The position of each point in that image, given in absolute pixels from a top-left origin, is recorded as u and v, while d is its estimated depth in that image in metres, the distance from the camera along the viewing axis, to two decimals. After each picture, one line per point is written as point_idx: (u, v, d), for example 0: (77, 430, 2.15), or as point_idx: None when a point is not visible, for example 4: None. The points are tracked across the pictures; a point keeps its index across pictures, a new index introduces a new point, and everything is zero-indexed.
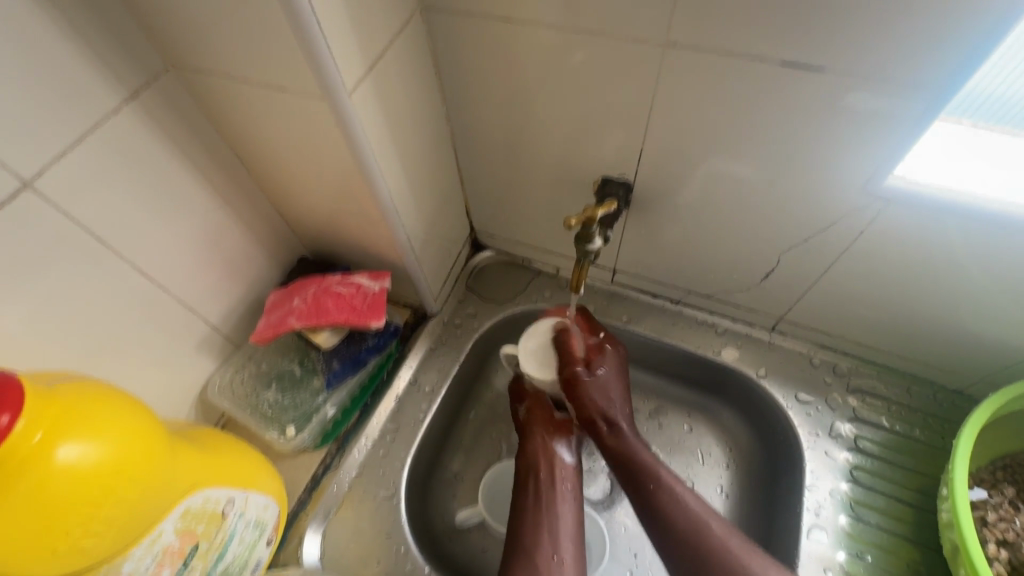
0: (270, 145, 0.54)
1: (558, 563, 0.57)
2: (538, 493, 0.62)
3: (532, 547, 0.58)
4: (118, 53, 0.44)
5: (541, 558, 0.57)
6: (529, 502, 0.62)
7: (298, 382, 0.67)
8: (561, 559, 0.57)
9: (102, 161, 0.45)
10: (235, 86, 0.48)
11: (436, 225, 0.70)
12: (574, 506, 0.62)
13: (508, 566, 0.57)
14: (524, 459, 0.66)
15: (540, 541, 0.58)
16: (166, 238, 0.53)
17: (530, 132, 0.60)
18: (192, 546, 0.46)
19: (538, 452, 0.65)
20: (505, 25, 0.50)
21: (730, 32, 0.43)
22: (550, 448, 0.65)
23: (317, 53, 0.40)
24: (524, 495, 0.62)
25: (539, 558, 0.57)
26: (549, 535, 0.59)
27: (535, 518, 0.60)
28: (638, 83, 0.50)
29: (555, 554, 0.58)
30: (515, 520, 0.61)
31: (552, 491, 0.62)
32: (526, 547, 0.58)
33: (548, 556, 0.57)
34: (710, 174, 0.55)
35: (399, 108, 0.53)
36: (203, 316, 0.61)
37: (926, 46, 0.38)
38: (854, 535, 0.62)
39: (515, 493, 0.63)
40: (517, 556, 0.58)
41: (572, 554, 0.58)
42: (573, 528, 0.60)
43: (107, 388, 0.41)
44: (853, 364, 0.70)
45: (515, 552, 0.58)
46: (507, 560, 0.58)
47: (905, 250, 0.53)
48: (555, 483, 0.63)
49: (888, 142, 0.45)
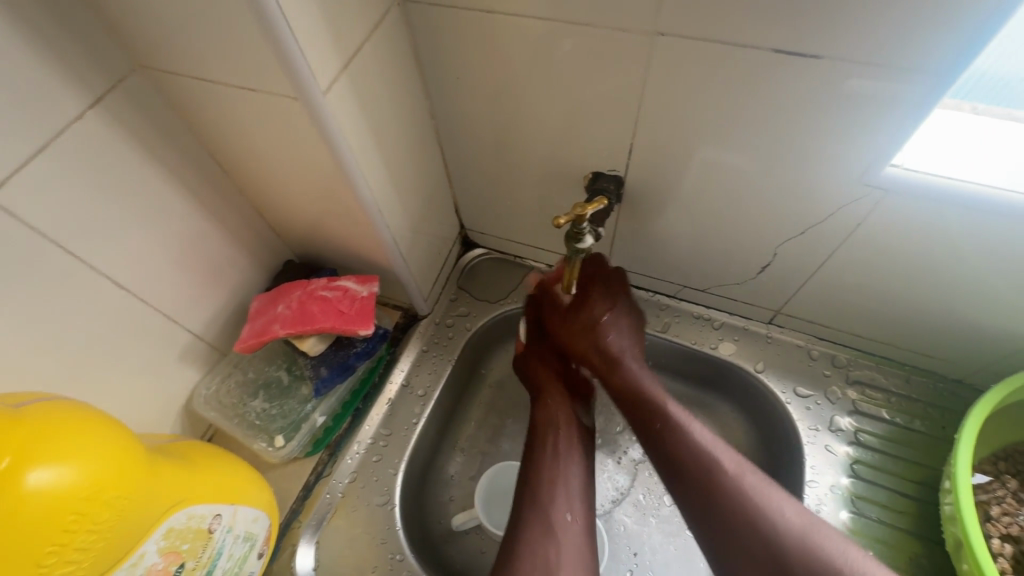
0: (246, 145, 0.52)
1: (570, 521, 0.57)
2: (554, 447, 0.62)
3: (546, 502, 0.58)
4: (80, 55, 0.42)
5: (554, 513, 0.57)
6: (546, 458, 0.62)
7: (285, 390, 0.66)
8: (574, 517, 0.58)
9: (68, 169, 0.43)
10: (208, 88, 0.46)
11: (424, 224, 0.68)
12: (584, 472, 0.62)
13: (520, 517, 0.58)
14: (542, 412, 0.66)
15: (555, 499, 0.58)
16: (141, 247, 0.51)
17: (518, 126, 0.58)
18: (178, 565, 0.45)
19: (556, 412, 0.65)
20: (488, 18, 0.48)
21: (721, 19, 0.41)
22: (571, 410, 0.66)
23: (286, 49, 0.38)
24: (541, 450, 0.62)
25: (553, 518, 0.57)
26: (564, 493, 0.59)
27: (552, 473, 0.60)
28: (627, 74, 0.48)
29: (568, 512, 0.58)
30: (527, 476, 0.61)
31: (568, 451, 0.62)
32: (540, 501, 0.58)
33: (561, 513, 0.58)
34: (703, 166, 0.54)
35: (380, 105, 0.51)
36: (186, 325, 0.59)
37: (927, 26, 0.36)
38: (856, 531, 0.61)
39: (530, 446, 0.63)
40: (530, 514, 0.57)
41: (583, 512, 0.59)
42: (584, 490, 0.60)
43: (80, 408, 0.39)
44: (852, 356, 0.69)
45: (529, 502, 0.58)
46: (519, 513, 0.58)
47: (905, 241, 0.51)
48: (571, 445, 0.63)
49: (886, 129, 0.43)
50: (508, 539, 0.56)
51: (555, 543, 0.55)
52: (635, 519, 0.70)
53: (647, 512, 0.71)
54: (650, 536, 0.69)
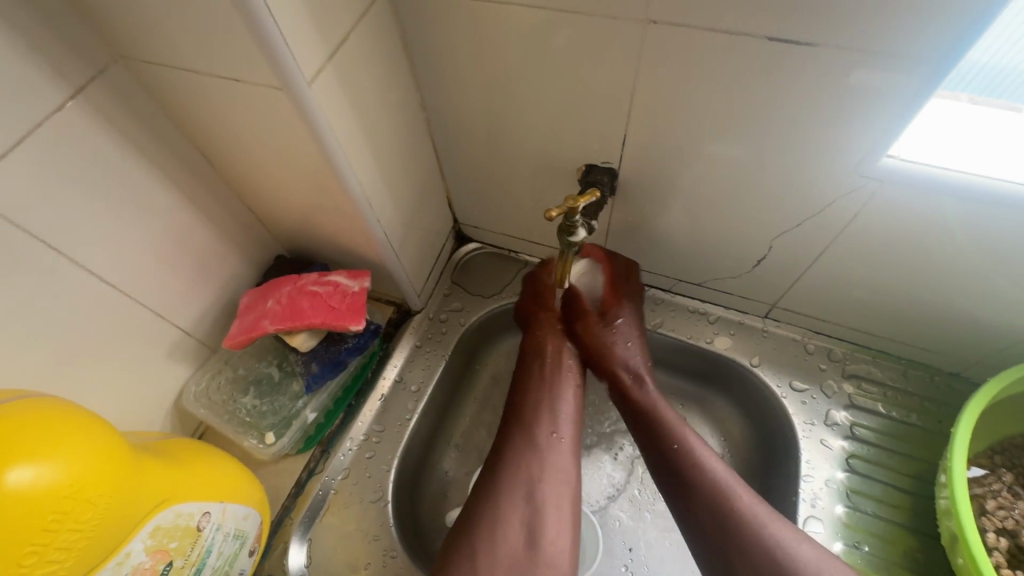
0: (232, 138, 0.51)
1: (556, 438, 0.60)
2: (542, 372, 0.65)
3: (531, 422, 0.61)
4: (58, 45, 0.41)
5: (540, 431, 0.60)
6: (534, 381, 0.65)
7: (276, 387, 0.65)
8: (560, 435, 0.61)
9: (48, 162, 0.43)
10: (192, 79, 0.45)
11: (416, 218, 0.67)
12: (577, 394, 0.65)
13: (509, 437, 0.61)
14: (532, 343, 0.68)
15: (540, 418, 0.61)
16: (126, 242, 0.50)
17: (509, 118, 0.57)
18: (166, 564, 0.44)
19: (545, 341, 0.67)
20: (477, 7, 0.47)
21: (713, 7, 0.40)
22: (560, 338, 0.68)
23: (269, 38, 0.38)
24: (528, 375, 0.65)
25: (538, 436, 0.60)
26: (550, 412, 0.62)
27: (537, 395, 0.63)
28: (619, 64, 0.47)
29: (554, 431, 0.61)
30: (516, 401, 0.64)
31: (557, 374, 0.65)
32: (525, 420, 0.61)
33: (547, 431, 0.60)
34: (697, 158, 0.53)
35: (368, 96, 0.50)
36: (174, 322, 0.58)
37: (926, 13, 0.36)
38: (852, 525, 0.61)
39: (519, 371, 0.67)
40: (516, 434, 0.61)
41: (570, 432, 0.61)
42: (573, 410, 0.63)
43: (62, 406, 0.38)
44: (847, 349, 0.68)
45: (515, 424, 0.62)
46: (507, 433, 0.61)
47: (901, 233, 0.51)
48: (560, 369, 0.65)
49: (881, 119, 0.42)
50: (496, 455, 0.60)
51: (539, 458, 0.58)
52: (631, 514, 0.70)
53: (643, 507, 0.70)
54: (646, 531, 0.69)
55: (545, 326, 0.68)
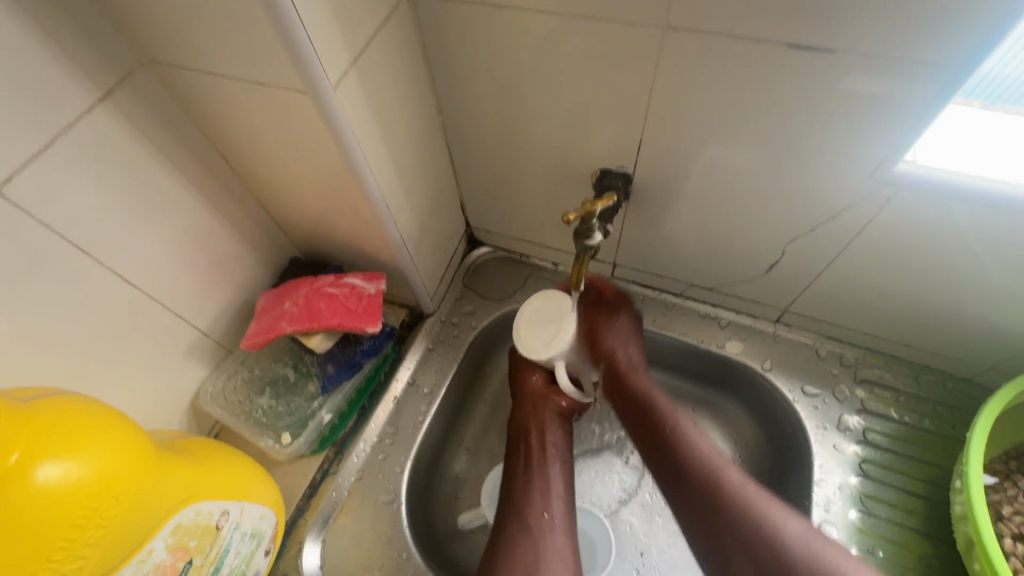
0: (253, 141, 0.52)
1: (549, 520, 0.58)
2: (528, 458, 0.63)
3: (523, 504, 0.59)
4: (88, 49, 0.42)
5: (531, 514, 0.58)
6: (520, 468, 0.62)
7: (292, 388, 0.66)
8: (552, 515, 0.58)
9: (76, 164, 0.43)
10: (216, 83, 0.46)
11: (430, 222, 0.68)
12: (564, 471, 0.63)
13: (500, 520, 0.59)
14: (516, 422, 0.66)
15: (530, 501, 0.59)
16: (148, 243, 0.51)
17: (525, 123, 0.58)
18: (186, 562, 0.45)
19: (528, 421, 0.65)
20: (496, 14, 0.48)
21: (731, 13, 0.41)
22: (546, 414, 0.66)
23: (295, 43, 0.38)
24: (516, 460, 0.63)
25: (530, 519, 0.58)
26: (541, 495, 0.60)
27: (527, 479, 0.61)
28: (636, 69, 0.48)
29: (546, 512, 0.58)
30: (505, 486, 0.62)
31: (543, 456, 0.63)
32: (517, 507, 0.59)
33: (539, 515, 0.58)
34: (712, 163, 0.53)
35: (387, 100, 0.51)
36: (192, 322, 0.59)
37: (946, 19, 0.36)
38: (865, 530, 0.60)
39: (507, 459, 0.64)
40: (507, 515, 0.59)
41: (562, 511, 0.59)
42: (562, 490, 0.61)
43: (88, 404, 0.39)
44: (860, 354, 0.68)
45: (507, 508, 0.59)
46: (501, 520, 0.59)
47: (914, 238, 0.51)
48: (544, 448, 0.63)
49: (898, 124, 0.43)
50: (491, 545, 0.57)
51: (534, 544, 0.56)
52: (642, 519, 0.70)
53: (655, 511, 0.70)
54: (657, 536, 0.69)
55: (530, 398, 0.67)
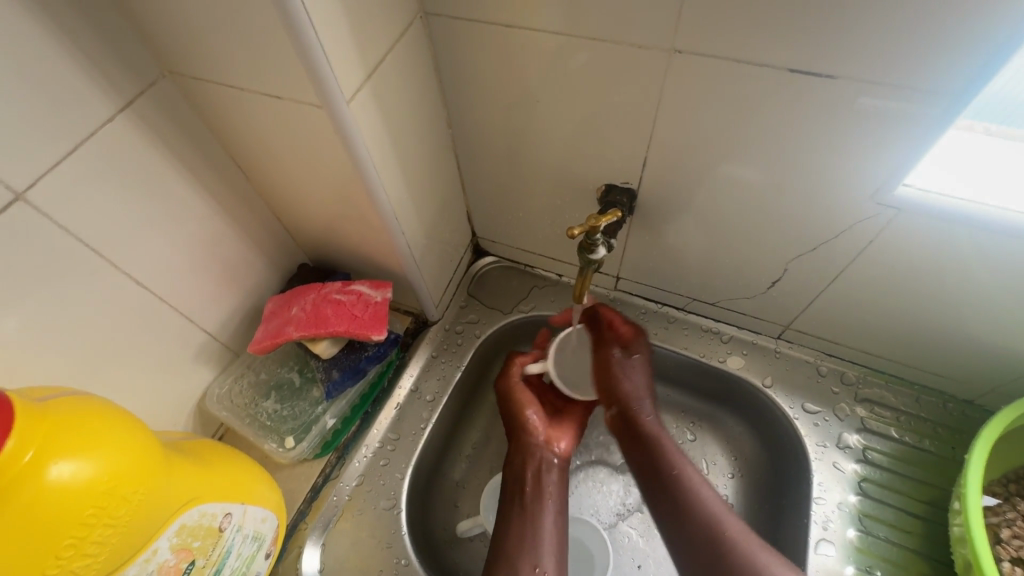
0: (267, 150, 0.53)
1: (540, 572, 0.55)
2: (522, 504, 0.61)
3: (513, 555, 0.56)
4: (113, 60, 0.43)
5: (523, 565, 0.55)
6: (513, 514, 0.60)
7: (297, 392, 0.66)
8: (544, 568, 0.55)
9: (96, 170, 0.45)
10: (233, 94, 0.47)
11: (437, 231, 0.69)
12: (559, 519, 0.60)
13: (488, 574, 0.55)
14: (511, 468, 0.65)
15: (521, 550, 0.56)
16: (163, 247, 0.53)
17: (532, 138, 0.59)
18: (189, 563, 0.45)
19: (524, 469, 0.64)
20: (508, 31, 0.49)
21: (738, 36, 0.42)
22: (543, 459, 0.64)
23: (313, 59, 0.39)
24: (509, 507, 0.61)
25: (520, 567, 0.55)
26: (533, 542, 0.57)
27: (519, 528, 0.58)
28: (643, 89, 0.49)
29: (538, 563, 0.55)
30: (497, 535, 0.59)
31: (538, 502, 0.61)
32: (507, 557, 0.56)
33: (530, 564, 0.55)
34: (717, 180, 0.54)
35: (399, 114, 0.52)
36: (202, 325, 0.60)
37: (946, 48, 0.37)
38: (863, 549, 0.60)
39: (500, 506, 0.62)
40: (495, 565, 0.56)
41: (555, 563, 0.56)
42: (557, 537, 0.58)
43: (100, 404, 0.40)
44: (860, 372, 0.69)
45: (499, 558, 0.56)
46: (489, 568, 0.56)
47: (914, 259, 0.52)
48: (540, 491, 0.62)
49: (896, 149, 0.44)
50: None
51: None
52: (640, 532, 0.70)
53: (654, 525, 0.70)
54: (655, 549, 0.69)
55: (526, 449, 0.65)
